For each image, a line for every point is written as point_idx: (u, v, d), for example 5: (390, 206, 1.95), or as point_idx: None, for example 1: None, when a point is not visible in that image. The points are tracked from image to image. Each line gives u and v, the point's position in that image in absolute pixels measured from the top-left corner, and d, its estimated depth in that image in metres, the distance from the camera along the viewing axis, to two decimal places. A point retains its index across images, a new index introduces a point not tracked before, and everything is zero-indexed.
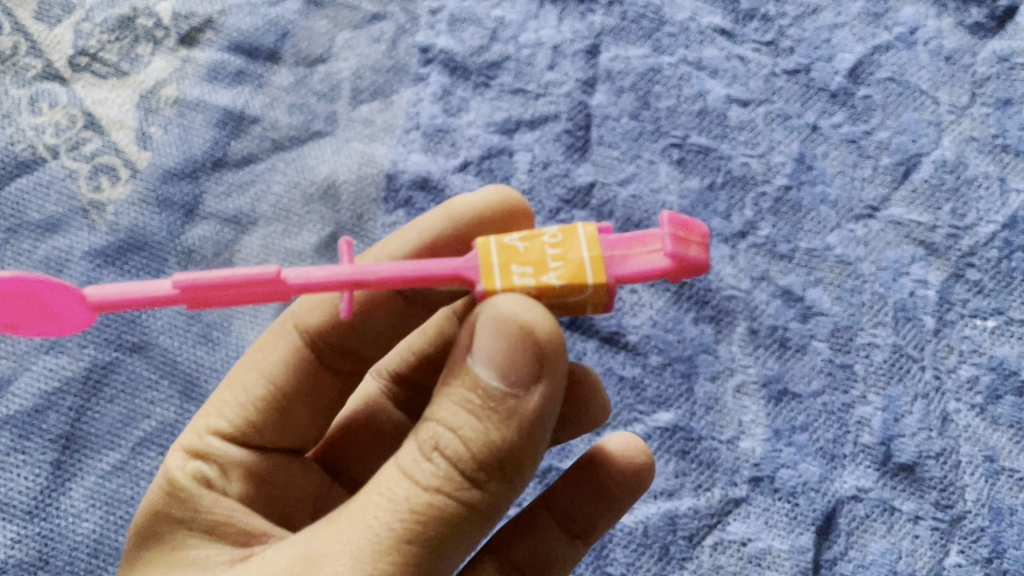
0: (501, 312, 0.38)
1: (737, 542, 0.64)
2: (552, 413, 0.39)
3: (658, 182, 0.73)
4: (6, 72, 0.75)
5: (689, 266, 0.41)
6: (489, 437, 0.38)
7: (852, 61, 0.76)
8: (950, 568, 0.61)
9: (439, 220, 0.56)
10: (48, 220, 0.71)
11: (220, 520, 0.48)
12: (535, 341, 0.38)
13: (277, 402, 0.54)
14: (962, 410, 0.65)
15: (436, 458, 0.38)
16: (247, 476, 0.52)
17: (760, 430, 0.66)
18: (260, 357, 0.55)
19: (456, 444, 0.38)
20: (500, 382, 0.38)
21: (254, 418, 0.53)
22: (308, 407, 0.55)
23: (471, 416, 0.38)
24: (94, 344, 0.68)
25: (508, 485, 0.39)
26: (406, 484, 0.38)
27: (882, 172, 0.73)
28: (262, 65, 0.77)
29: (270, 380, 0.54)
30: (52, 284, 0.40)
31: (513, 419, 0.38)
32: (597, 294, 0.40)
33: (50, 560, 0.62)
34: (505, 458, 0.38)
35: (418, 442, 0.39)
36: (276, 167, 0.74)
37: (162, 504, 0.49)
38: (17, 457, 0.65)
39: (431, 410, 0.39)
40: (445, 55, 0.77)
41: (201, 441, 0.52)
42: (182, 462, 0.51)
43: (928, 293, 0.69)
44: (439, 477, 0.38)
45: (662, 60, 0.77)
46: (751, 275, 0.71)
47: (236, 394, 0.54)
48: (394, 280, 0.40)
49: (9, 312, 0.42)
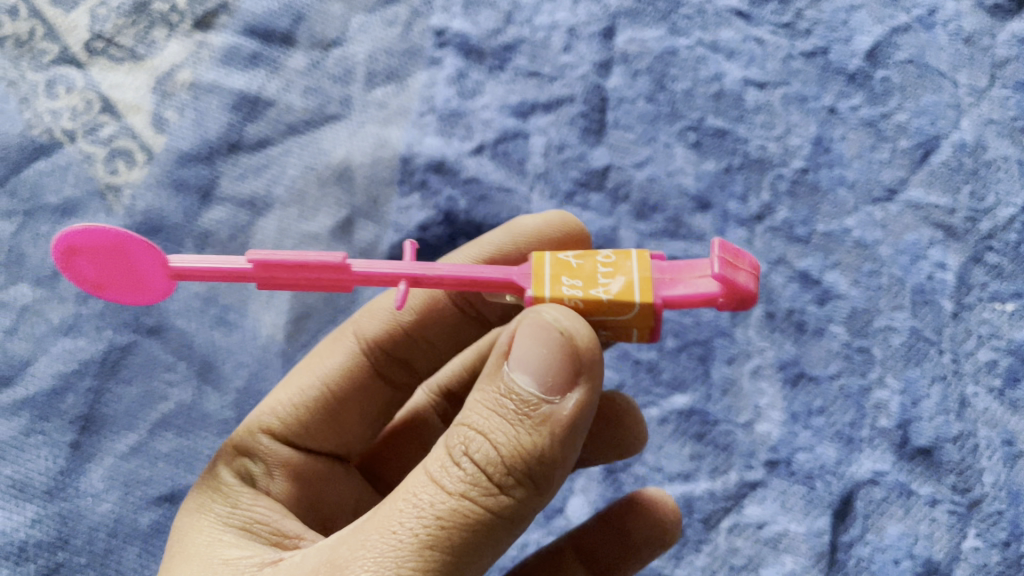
0: (543, 318, 0.39)
1: (753, 525, 0.64)
2: (585, 424, 0.39)
3: (674, 165, 0.73)
4: (22, 56, 0.75)
5: (737, 299, 0.40)
6: (521, 441, 0.38)
7: (870, 43, 0.75)
8: (967, 552, 0.61)
9: (500, 237, 0.61)
10: (66, 203, 0.71)
11: (257, 518, 0.49)
12: (574, 348, 0.38)
13: (328, 405, 0.57)
14: (980, 394, 0.65)
15: (465, 463, 0.39)
16: (291, 476, 0.54)
17: (777, 413, 0.66)
18: (317, 361, 0.59)
19: (486, 448, 0.38)
20: (536, 388, 0.39)
21: (305, 418, 0.56)
22: (356, 412, 0.58)
23: (503, 421, 0.39)
24: (112, 326, 0.68)
25: (535, 494, 0.39)
26: (434, 489, 0.38)
27: (900, 155, 0.72)
28: (277, 48, 0.77)
29: (325, 382, 0.58)
30: (142, 243, 0.43)
31: (545, 425, 0.38)
32: (643, 314, 0.40)
33: (69, 540, 0.62)
34: (534, 464, 0.38)
35: (447, 447, 0.39)
36: (291, 151, 0.74)
37: (205, 499, 0.51)
38: (35, 439, 0.65)
39: (464, 416, 0.40)
40: (460, 38, 0.77)
41: (252, 437, 0.55)
42: (230, 458, 0.54)
43: (947, 276, 0.68)
44: (467, 482, 0.38)
45: (678, 42, 0.77)
46: (768, 258, 0.70)
47: (290, 394, 0.57)
48: (449, 280, 0.42)
49: (94, 270, 0.44)
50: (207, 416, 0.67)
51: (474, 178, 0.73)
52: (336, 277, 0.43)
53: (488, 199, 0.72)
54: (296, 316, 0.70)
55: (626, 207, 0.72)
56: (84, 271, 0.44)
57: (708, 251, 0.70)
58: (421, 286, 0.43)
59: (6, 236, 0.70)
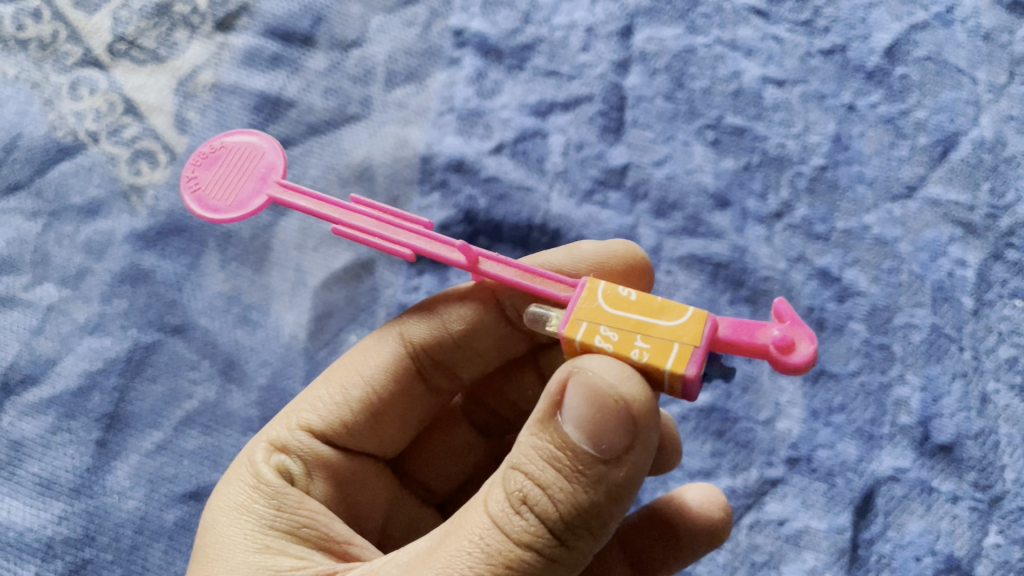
0: (599, 382, 0.39)
1: (774, 522, 0.64)
2: (639, 476, 0.41)
3: (693, 163, 0.73)
4: (46, 59, 0.76)
5: (788, 340, 0.41)
6: (578, 499, 0.40)
7: (889, 40, 0.75)
8: (989, 548, 0.61)
9: (562, 257, 0.60)
10: (90, 204, 0.72)
11: (304, 521, 0.50)
12: (630, 412, 0.39)
13: (371, 405, 0.58)
14: (1000, 391, 0.65)
15: (524, 515, 0.40)
16: (330, 478, 0.56)
17: (797, 410, 0.66)
18: (359, 359, 0.59)
19: (545, 503, 0.40)
20: (589, 447, 0.39)
21: (347, 419, 0.57)
22: (396, 414, 0.59)
23: (559, 476, 0.40)
24: (137, 325, 0.69)
25: (593, 538, 0.41)
26: (496, 534, 0.40)
27: (919, 152, 0.72)
28: (298, 49, 0.78)
29: (370, 383, 0.58)
30: (276, 153, 0.53)
31: (601, 483, 0.40)
32: (694, 321, 0.41)
33: (96, 537, 0.63)
34: (592, 515, 0.40)
35: (505, 492, 0.41)
36: (312, 151, 0.75)
37: (246, 495, 0.51)
38: (63, 437, 0.66)
39: (518, 461, 0.41)
40: (479, 38, 0.77)
41: (293, 434, 0.55)
42: (267, 453, 0.54)
43: (967, 273, 0.68)
44: (529, 532, 0.40)
45: (696, 40, 0.77)
46: (787, 256, 0.70)
47: (333, 392, 0.58)
48: (511, 269, 0.47)
49: (222, 176, 0.53)
50: (230, 414, 0.67)
51: (494, 177, 0.73)
52: (414, 235, 0.48)
53: (507, 198, 0.73)
54: (317, 315, 0.70)
55: (645, 205, 0.73)
56: (210, 178, 0.53)
57: (727, 249, 0.71)
58: (483, 268, 0.47)
59: (32, 236, 0.71)
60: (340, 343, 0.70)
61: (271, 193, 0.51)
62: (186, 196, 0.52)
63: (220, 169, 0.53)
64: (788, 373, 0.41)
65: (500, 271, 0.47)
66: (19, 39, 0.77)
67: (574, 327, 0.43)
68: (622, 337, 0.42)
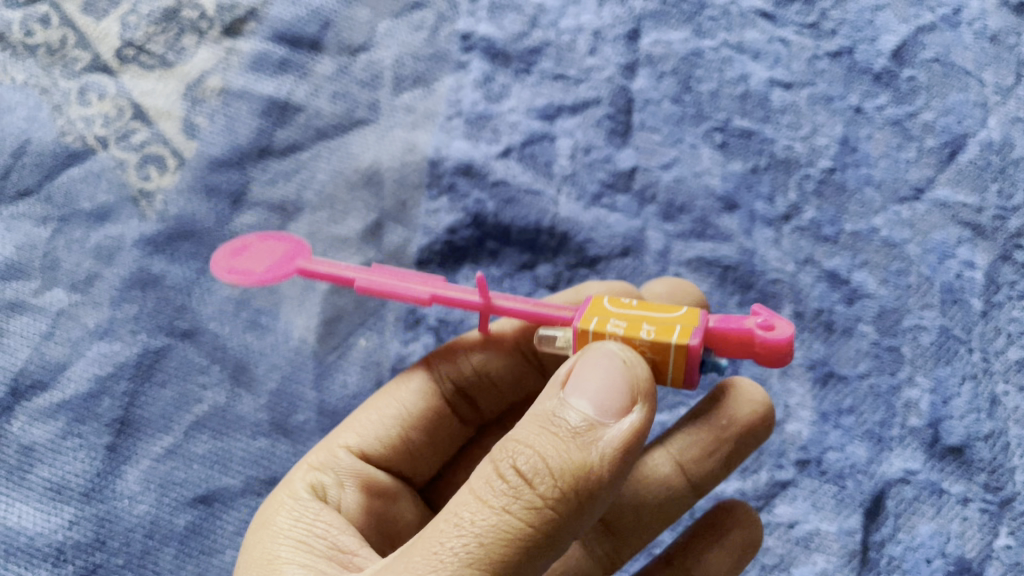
0: (604, 351, 0.43)
1: (784, 525, 0.64)
2: (636, 451, 0.41)
3: (700, 165, 0.73)
4: (54, 64, 0.77)
5: (768, 323, 0.45)
6: (570, 458, 0.40)
7: (896, 42, 0.76)
8: (999, 550, 0.61)
9: (568, 295, 0.64)
10: (100, 209, 0.72)
11: (318, 532, 0.52)
12: (633, 377, 0.42)
13: (405, 425, 0.59)
14: (1010, 392, 0.65)
15: (510, 476, 0.40)
16: (364, 490, 0.57)
17: (807, 413, 0.66)
18: (393, 382, 0.61)
19: (534, 464, 0.40)
20: (589, 412, 0.41)
21: (384, 438, 0.59)
22: (428, 435, 0.60)
23: (553, 438, 0.41)
24: (146, 330, 0.69)
25: (583, 512, 0.40)
26: (479, 504, 0.40)
27: (927, 154, 0.72)
28: (306, 54, 0.78)
29: (406, 405, 0.60)
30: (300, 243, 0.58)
31: (597, 444, 0.40)
32: (689, 312, 0.46)
33: (107, 541, 0.63)
34: (582, 482, 0.40)
35: (496, 462, 0.41)
36: (321, 155, 0.75)
37: (274, 510, 0.54)
38: (73, 441, 0.66)
39: (514, 434, 0.42)
40: (486, 42, 0.77)
41: (331, 453, 0.58)
42: (305, 471, 0.57)
43: (976, 274, 0.68)
44: (514, 496, 0.40)
45: (703, 43, 0.77)
46: (796, 258, 0.70)
47: (371, 413, 0.59)
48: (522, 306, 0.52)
49: (255, 255, 0.58)
50: (240, 419, 0.67)
51: (502, 181, 0.73)
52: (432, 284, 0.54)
53: (515, 201, 0.73)
54: (327, 319, 0.70)
55: (653, 208, 0.73)
56: (245, 258, 0.59)
57: (735, 251, 0.71)
58: (497, 305, 0.52)
59: (41, 242, 0.71)
60: (349, 348, 0.70)
61: (300, 264, 0.56)
62: (221, 273, 0.58)
63: (254, 250, 0.59)
64: (768, 351, 0.44)
65: (512, 305, 0.52)
66: (27, 44, 0.77)
67: (586, 320, 0.47)
68: (629, 325, 0.46)
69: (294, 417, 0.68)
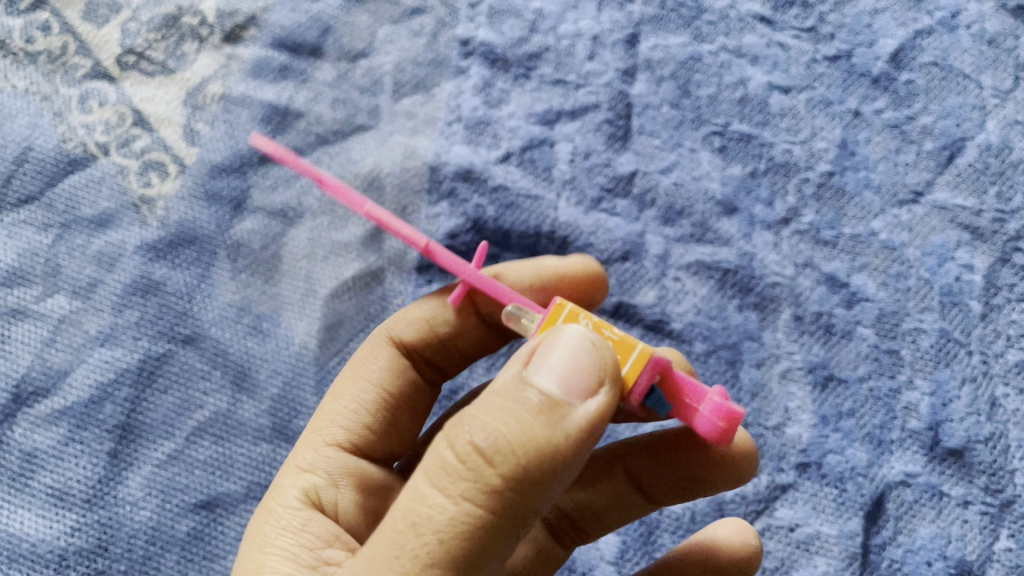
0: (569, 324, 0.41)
1: (785, 528, 0.64)
2: (602, 427, 0.40)
3: (700, 169, 0.74)
4: (55, 72, 0.77)
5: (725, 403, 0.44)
6: (530, 437, 0.39)
7: (894, 46, 0.76)
8: (1000, 552, 0.62)
9: (527, 271, 0.62)
10: (102, 215, 0.73)
11: (306, 541, 0.51)
12: (600, 355, 0.41)
13: (385, 406, 0.60)
14: (1010, 395, 0.65)
15: (465, 461, 0.39)
16: (358, 486, 0.57)
17: (807, 416, 0.66)
18: (364, 367, 0.61)
19: (488, 447, 0.39)
20: (551, 390, 0.40)
21: (368, 422, 0.59)
22: (408, 412, 0.61)
23: (510, 417, 0.39)
24: (147, 336, 0.69)
25: (544, 494, 0.40)
26: (435, 495, 0.39)
27: (926, 157, 0.73)
28: (305, 60, 0.78)
29: (379, 386, 0.60)
30: None
31: (558, 423, 0.39)
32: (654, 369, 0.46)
33: (108, 548, 0.64)
34: (542, 459, 0.39)
35: (453, 444, 0.40)
36: (321, 161, 0.75)
37: (263, 520, 0.53)
38: (74, 448, 0.66)
39: (469, 411, 0.41)
40: (485, 48, 0.78)
41: (318, 452, 0.58)
42: (295, 476, 0.56)
43: (975, 277, 0.69)
44: (469, 488, 0.39)
45: (702, 48, 0.77)
46: (795, 262, 0.71)
47: (346, 403, 0.60)
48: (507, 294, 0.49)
49: None
50: (241, 424, 0.67)
51: (502, 186, 0.73)
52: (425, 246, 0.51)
53: (515, 206, 0.73)
54: (328, 324, 0.71)
55: (652, 212, 0.73)
56: None
57: (735, 255, 0.71)
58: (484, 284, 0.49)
59: (43, 249, 0.71)
60: (350, 353, 0.70)
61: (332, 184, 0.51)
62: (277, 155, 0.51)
63: None
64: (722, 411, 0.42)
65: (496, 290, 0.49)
66: (28, 51, 0.77)
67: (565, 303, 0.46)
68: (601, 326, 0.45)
69: (294, 422, 0.68)
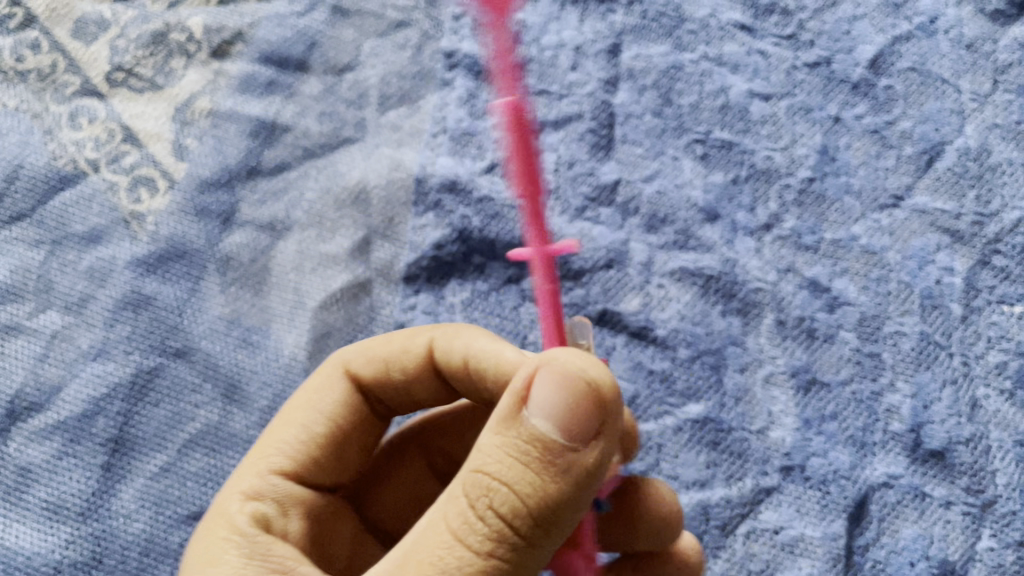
0: (565, 368, 0.41)
1: (770, 530, 0.65)
2: (604, 465, 0.42)
3: (683, 177, 0.75)
4: (45, 89, 0.78)
5: None
6: (547, 490, 0.40)
7: (873, 52, 0.77)
8: (982, 552, 0.62)
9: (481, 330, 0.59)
10: (92, 231, 0.74)
11: (276, 567, 0.50)
12: (599, 394, 0.41)
13: (335, 439, 0.59)
14: (991, 396, 0.66)
15: (490, 518, 0.40)
16: (304, 516, 0.56)
17: (790, 420, 0.67)
18: (313, 397, 0.59)
19: (512, 505, 0.40)
20: (559, 435, 0.40)
21: (317, 454, 0.58)
22: (357, 444, 0.60)
23: (527, 470, 0.41)
24: (139, 349, 0.70)
25: (560, 533, 0.42)
26: (461, 548, 0.40)
27: (905, 161, 0.74)
28: (292, 74, 0.79)
29: (331, 418, 0.58)
30: None
31: (570, 471, 0.41)
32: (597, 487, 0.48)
33: (103, 559, 0.64)
34: (558, 511, 0.41)
35: (469, 498, 0.41)
36: (308, 175, 0.76)
37: (217, 551, 0.50)
38: (68, 462, 0.67)
39: (482, 462, 0.42)
40: (470, 60, 0.79)
41: (263, 479, 0.56)
42: (241, 504, 0.54)
43: (955, 280, 0.70)
44: (491, 541, 0.40)
45: (684, 57, 0.78)
46: (777, 267, 0.71)
47: (296, 432, 0.58)
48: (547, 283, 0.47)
49: None
50: (232, 436, 0.68)
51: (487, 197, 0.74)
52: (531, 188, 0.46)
53: (500, 217, 0.74)
54: (316, 335, 0.71)
55: (636, 220, 0.74)
56: None
57: (717, 262, 0.72)
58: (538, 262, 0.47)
59: (34, 265, 0.72)
60: None
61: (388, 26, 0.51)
62: None
63: None
64: None
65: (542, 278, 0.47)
66: (19, 70, 0.78)
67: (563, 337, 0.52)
68: None
69: None
